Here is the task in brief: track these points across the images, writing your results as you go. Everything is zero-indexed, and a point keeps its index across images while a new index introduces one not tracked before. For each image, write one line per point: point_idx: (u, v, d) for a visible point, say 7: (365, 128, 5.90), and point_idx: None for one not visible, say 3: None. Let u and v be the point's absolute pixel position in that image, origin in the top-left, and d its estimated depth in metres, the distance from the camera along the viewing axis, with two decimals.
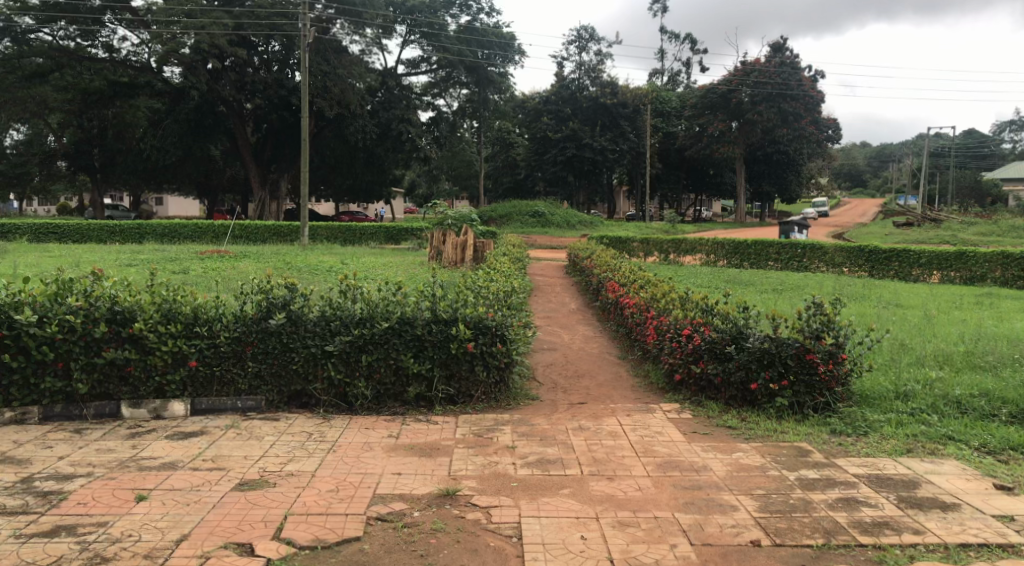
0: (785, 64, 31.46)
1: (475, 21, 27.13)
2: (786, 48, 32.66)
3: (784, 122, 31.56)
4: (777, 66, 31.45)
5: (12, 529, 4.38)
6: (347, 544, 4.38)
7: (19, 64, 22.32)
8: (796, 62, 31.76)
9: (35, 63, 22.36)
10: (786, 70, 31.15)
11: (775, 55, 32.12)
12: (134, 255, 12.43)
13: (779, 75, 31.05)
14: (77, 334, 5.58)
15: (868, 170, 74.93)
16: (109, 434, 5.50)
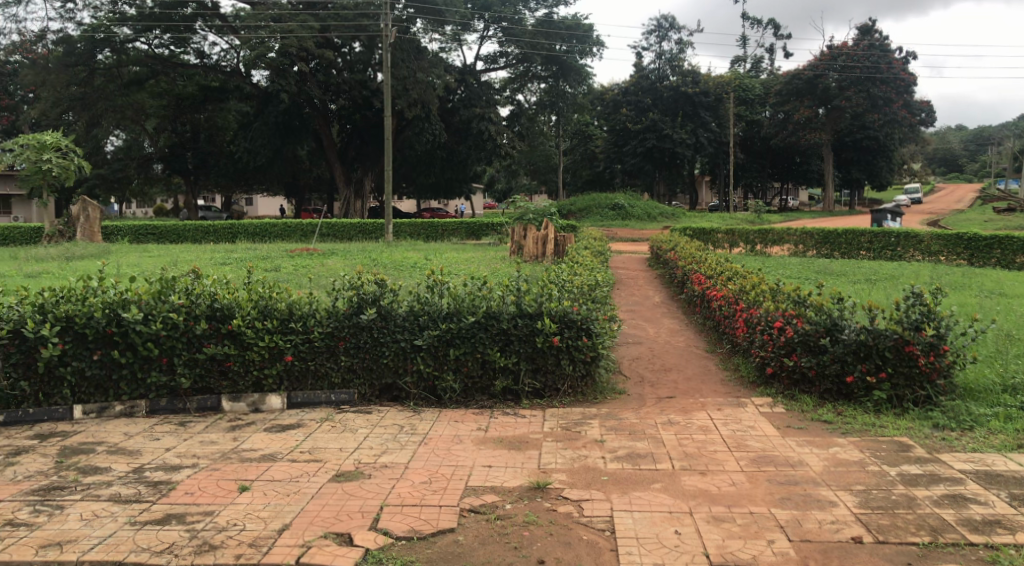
0: (874, 47, 30.64)
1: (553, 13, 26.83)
2: (875, 30, 31.68)
3: (874, 107, 30.71)
4: (865, 48, 30.64)
5: (128, 517, 4.59)
6: (442, 535, 4.45)
7: (118, 73, 23.43)
8: (886, 44, 30.85)
9: (132, 70, 23.50)
10: (876, 52, 30.38)
11: (863, 37, 31.29)
12: (225, 254, 12.81)
13: (869, 58, 30.29)
14: (179, 331, 5.79)
15: (965, 154, 71.76)
16: (212, 427, 5.70)
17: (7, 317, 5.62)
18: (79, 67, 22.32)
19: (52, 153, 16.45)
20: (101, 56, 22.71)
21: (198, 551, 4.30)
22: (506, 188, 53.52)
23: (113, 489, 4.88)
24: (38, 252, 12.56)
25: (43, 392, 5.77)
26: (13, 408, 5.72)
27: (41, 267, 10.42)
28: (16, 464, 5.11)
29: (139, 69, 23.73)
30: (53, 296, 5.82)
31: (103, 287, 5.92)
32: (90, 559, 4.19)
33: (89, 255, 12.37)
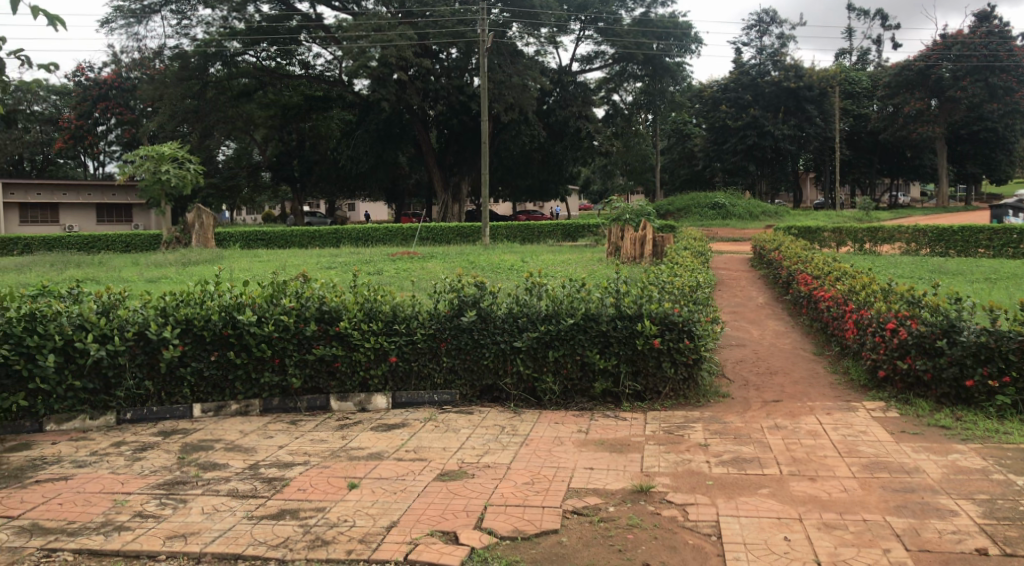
0: (992, 34, 29.30)
1: (650, 12, 26.69)
2: (993, 16, 30.26)
3: (993, 97, 29.25)
4: (982, 36, 29.35)
5: (246, 511, 4.80)
6: (546, 536, 4.46)
7: (229, 85, 24.64)
8: (1006, 30, 29.36)
9: (242, 83, 24.90)
10: (993, 40, 28.90)
11: (980, 25, 30.09)
12: (330, 258, 13.22)
13: (986, 47, 28.84)
14: (290, 333, 6.01)
15: None
16: (322, 425, 5.90)
17: (133, 320, 5.94)
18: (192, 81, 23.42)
19: (170, 164, 17.44)
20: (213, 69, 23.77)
21: (312, 544, 4.44)
22: (603, 189, 53.57)
23: (231, 484, 5.11)
24: (157, 258, 13.28)
25: (165, 392, 6.06)
26: (138, 406, 6.02)
27: (160, 273, 10.98)
28: (144, 459, 5.41)
29: (248, 81, 24.94)
30: (175, 299, 6.12)
31: (218, 291, 6.20)
32: (212, 550, 4.38)
33: (204, 260, 12.99)
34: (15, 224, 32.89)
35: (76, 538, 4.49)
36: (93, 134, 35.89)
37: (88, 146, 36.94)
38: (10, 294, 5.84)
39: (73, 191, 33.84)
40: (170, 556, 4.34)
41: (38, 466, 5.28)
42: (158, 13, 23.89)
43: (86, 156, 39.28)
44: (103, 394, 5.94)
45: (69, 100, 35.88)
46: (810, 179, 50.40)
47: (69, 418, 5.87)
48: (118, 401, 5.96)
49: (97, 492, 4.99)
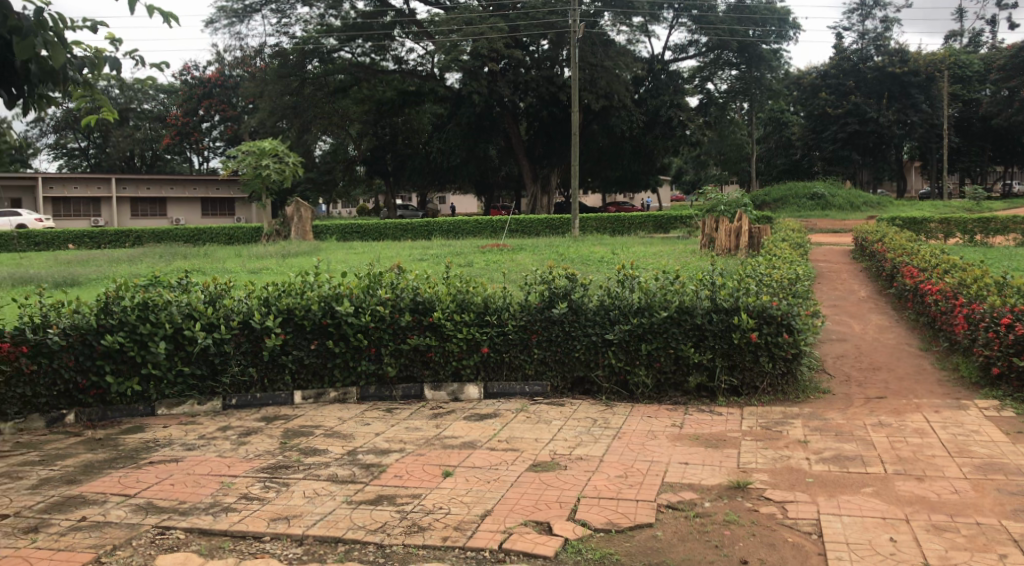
0: None
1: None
2: None
3: None
4: None
5: (345, 496, 4.94)
6: (640, 530, 4.42)
7: (325, 81, 25.44)
8: None
9: (338, 78, 25.61)
10: None
11: None
12: (423, 250, 13.47)
13: None
14: (386, 323, 6.14)
15: None
16: (416, 414, 6.01)
17: (238, 309, 6.18)
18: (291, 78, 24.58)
19: (270, 158, 18.07)
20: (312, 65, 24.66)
21: (408, 530, 4.52)
22: (695, 179, 52.81)
23: (330, 470, 5.27)
24: (258, 250, 13.77)
25: (268, 378, 6.28)
26: (242, 392, 6.25)
27: (261, 264, 11.40)
28: (248, 444, 5.62)
29: (344, 77, 25.59)
30: (276, 290, 6.34)
31: (317, 282, 6.38)
32: (313, 533, 4.51)
33: (303, 253, 13.39)
34: (128, 216, 35.73)
35: (187, 518, 4.69)
36: (198, 130, 38.18)
37: (194, 143, 38.78)
38: (126, 283, 6.16)
39: (178, 185, 36.28)
40: (274, 537, 4.50)
41: (151, 447, 5.55)
42: (259, 12, 24.80)
43: (192, 153, 41.25)
44: (211, 380, 6.19)
45: (176, 98, 38.26)
46: (916, 168, 48.39)
47: (179, 403, 6.12)
48: (224, 387, 6.20)
49: (206, 474, 5.21)
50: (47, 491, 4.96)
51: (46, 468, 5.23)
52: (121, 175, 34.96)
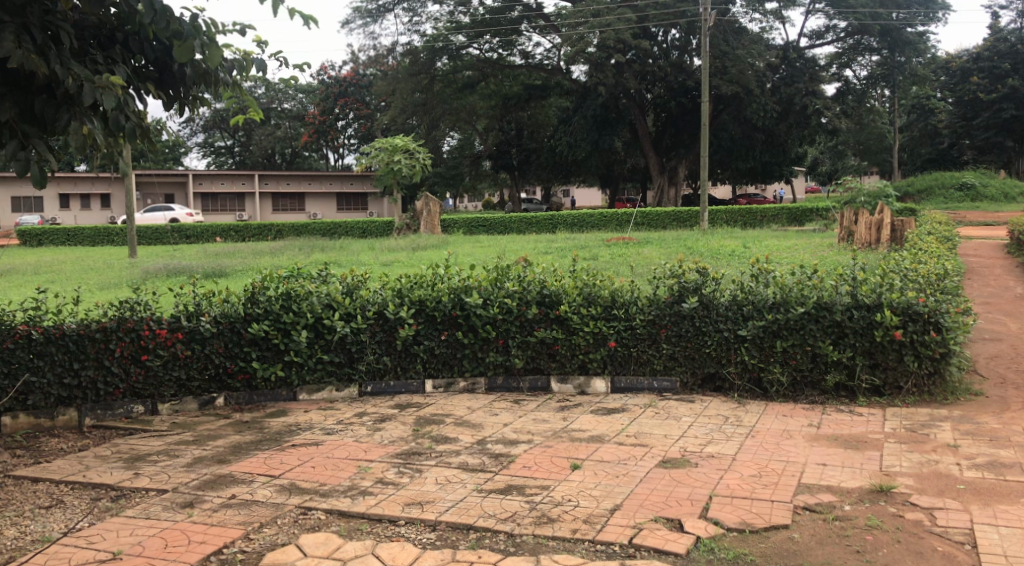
0: None
1: None
2: None
3: None
4: None
5: (475, 484, 5.03)
6: (776, 530, 4.29)
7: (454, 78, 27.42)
8: None
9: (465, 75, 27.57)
10: None
11: None
12: (548, 243, 13.63)
13: None
14: (513, 315, 6.23)
15: None
16: (543, 406, 6.04)
17: (373, 300, 6.40)
18: (421, 75, 26.16)
19: (402, 154, 18.84)
20: (441, 62, 26.00)
21: (538, 521, 4.55)
22: (832, 171, 50.88)
23: (461, 458, 5.38)
24: (389, 244, 14.28)
25: (401, 367, 6.47)
26: (378, 380, 6.47)
27: (393, 257, 11.76)
28: (383, 430, 5.81)
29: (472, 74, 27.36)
30: (409, 282, 6.55)
31: (448, 275, 6.55)
32: (446, 519, 4.61)
33: (431, 246, 13.76)
34: (269, 211, 37.93)
35: (327, 499, 4.90)
36: (334, 128, 39.85)
37: (330, 140, 40.69)
38: (270, 275, 6.50)
39: (317, 182, 38.39)
40: (408, 521, 4.63)
41: (293, 431, 5.82)
42: (391, 11, 25.87)
43: (327, 149, 43.12)
44: (348, 367, 6.43)
45: (314, 97, 40.17)
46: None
47: (318, 390, 6.40)
48: (360, 374, 6.43)
49: (344, 458, 5.43)
50: (200, 469, 5.29)
51: (199, 447, 5.58)
52: (263, 172, 37.04)
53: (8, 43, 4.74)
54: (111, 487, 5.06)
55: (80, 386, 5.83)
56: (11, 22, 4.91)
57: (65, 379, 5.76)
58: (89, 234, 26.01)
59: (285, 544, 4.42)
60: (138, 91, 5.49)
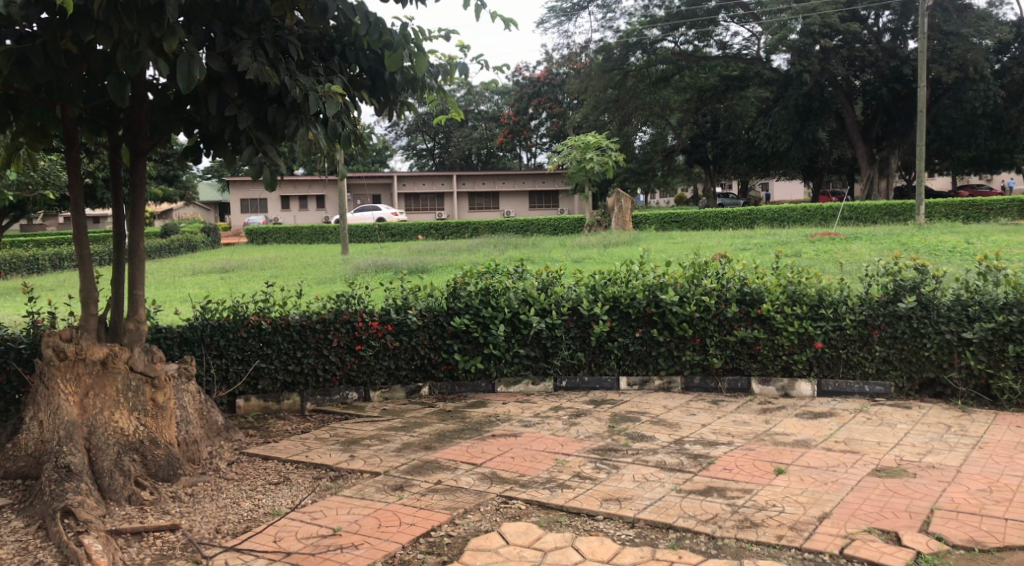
0: None
1: None
2: None
3: None
4: None
5: (674, 484, 4.97)
6: (1010, 552, 3.92)
7: (647, 73, 27.91)
8: None
9: (659, 69, 27.75)
10: None
11: None
12: (747, 240, 13.49)
13: None
14: (711, 313, 6.16)
15: None
16: (743, 408, 5.90)
17: (567, 296, 6.53)
18: (614, 71, 27.23)
19: (593, 151, 21.81)
20: (635, 58, 27.01)
21: (740, 524, 4.43)
22: None
23: (659, 456, 5.34)
24: (579, 241, 14.73)
25: (595, 363, 6.55)
26: (571, 374, 6.57)
27: (586, 255, 11.96)
28: (578, 425, 5.88)
29: (666, 68, 27.65)
30: (603, 278, 6.64)
31: (642, 271, 6.59)
32: (645, 517, 4.58)
33: (622, 243, 13.87)
34: (465, 210, 39.60)
35: (527, 490, 5.02)
36: (527, 128, 40.79)
37: (523, 139, 41.65)
38: (469, 271, 6.77)
39: (511, 180, 39.21)
40: (606, 517, 4.64)
41: (493, 422, 6.01)
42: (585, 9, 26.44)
43: (521, 149, 44.30)
44: (543, 361, 6.59)
45: (509, 98, 41.23)
46: None
47: (515, 382, 6.58)
48: (555, 369, 6.56)
49: (542, 451, 5.54)
50: (409, 454, 5.59)
51: (407, 433, 5.89)
52: (461, 172, 38.69)
53: (246, 58, 5.14)
54: (330, 467, 5.45)
55: (301, 372, 6.33)
56: (248, 38, 5.32)
57: (290, 365, 6.27)
58: (306, 233, 28.17)
59: (488, 531, 4.56)
60: (353, 98, 5.85)
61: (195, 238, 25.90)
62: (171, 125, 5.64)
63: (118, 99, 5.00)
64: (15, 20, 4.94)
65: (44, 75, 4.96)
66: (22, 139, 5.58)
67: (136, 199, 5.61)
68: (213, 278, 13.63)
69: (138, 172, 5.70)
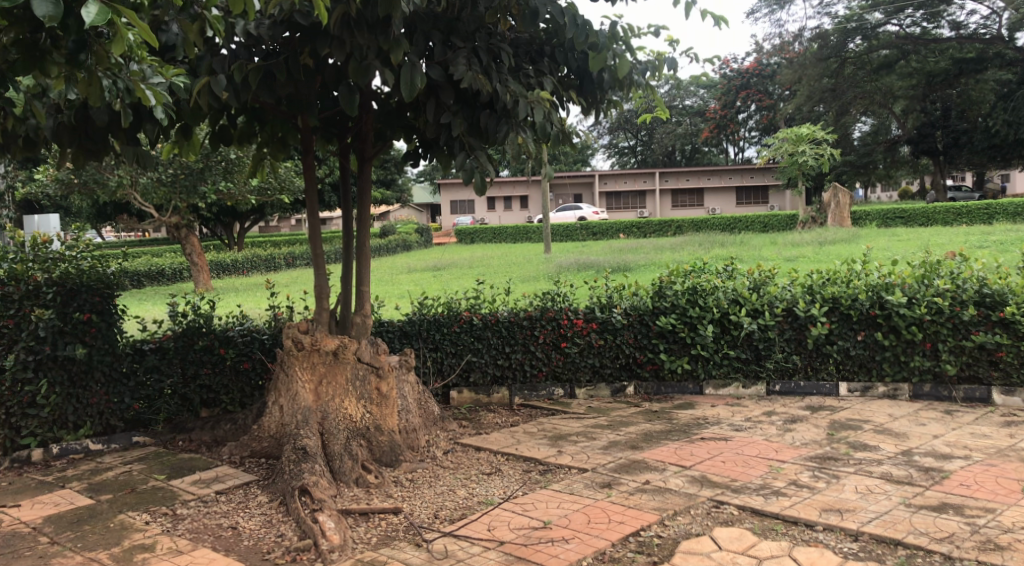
0: None
1: None
2: None
3: None
4: None
5: (903, 497, 4.64)
6: None
7: (868, 60, 26.65)
8: None
9: (882, 55, 26.41)
10: None
11: None
12: (986, 237, 12.90)
13: None
14: (945, 316, 6.02)
15: None
16: (982, 420, 5.65)
17: (781, 297, 6.53)
18: (832, 58, 26.33)
19: (806, 143, 21.67)
20: (855, 43, 25.90)
21: (982, 546, 4.06)
22: None
23: (885, 467, 5.04)
24: (794, 241, 15.31)
25: (812, 367, 6.54)
26: (786, 379, 6.53)
27: (799, 252, 13.00)
28: (794, 431, 5.70)
29: (890, 53, 26.24)
30: (821, 278, 6.66)
31: (866, 271, 6.57)
32: (870, 531, 4.31)
33: (838, 241, 14.73)
34: (668, 207, 39.36)
35: (740, 495, 4.87)
36: (734, 121, 39.39)
37: (731, 133, 40.63)
38: (676, 270, 6.88)
39: (717, 176, 38.39)
40: (827, 527, 4.40)
41: (702, 424, 5.96)
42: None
43: (728, 143, 43.45)
44: (755, 364, 6.58)
45: (716, 92, 40.27)
46: None
47: (725, 385, 6.60)
48: (768, 372, 6.55)
49: (754, 456, 5.39)
50: (616, 453, 5.60)
51: (614, 432, 5.92)
52: (664, 170, 38.51)
53: (462, 66, 5.33)
54: (539, 461, 5.56)
55: (510, 367, 6.58)
56: (464, 46, 5.52)
57: (499, 360, 6.55)
58: (511, 234, 29.09)
59: (699, 534, 4.47)
60: (563, 100, 6.00)
61: (411, 238, 27.60)
62: (392, 131, 6.00)
63: (348, 107, 5.36)
64: (260, 38, 5.42)
65: (285, 89, 5.40)
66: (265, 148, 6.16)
67: (363, 200, 6.06)
68: (424, 275, 14.40)
69: (363, 176, 6.14)
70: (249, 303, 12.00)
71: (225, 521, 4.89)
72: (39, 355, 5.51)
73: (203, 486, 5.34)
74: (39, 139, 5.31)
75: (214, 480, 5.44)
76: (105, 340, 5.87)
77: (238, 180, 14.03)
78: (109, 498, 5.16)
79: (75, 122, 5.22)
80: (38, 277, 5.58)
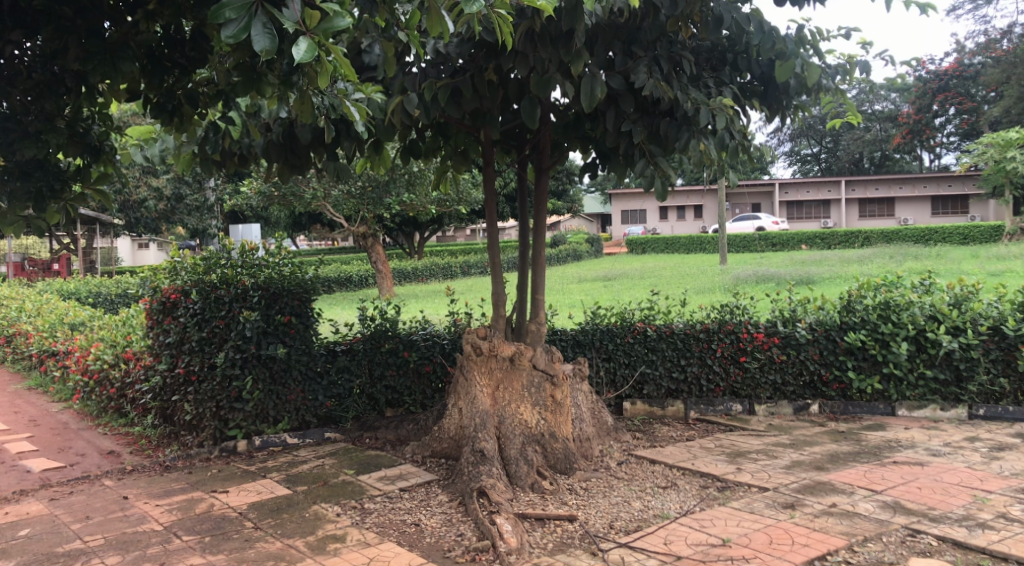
0: None
1: None
2: None
3: None
4: None
5: None
6: None
7: None
8: None
9: None
10: None
11: None
12: None
13: None
14: None
15: None
16: None
17: (987, 314, 6.33)
18: None
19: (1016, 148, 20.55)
20: None
21: None
22: None
23: None
24: (997, 254, 14.63)
25: (1022, 392, 6.34)
26: (990, 403, 6.32)
27: (1002, 265, 12.58)
28: (1001, 460, 5.32)
29: None
30: None
31: None
32: None
33: None
34: (856, 217, 37.45)
35: (939, 525, 4.55)
36: (931, 126, 35.72)
37: (926, 139, 37.36)
38: (866, 284, 6.80)
39: (910, 184, 36.14)
40: None
41: (895, 448, 5.69)
42: None
43: (925, 151, 40.46)
44: (955, 387, 6.39)
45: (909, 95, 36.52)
46: None
47: (920, 407, 6.41)
48: (971, 396, 6.35)
49: (956, 484, 5.04)
50: (799, 473, 5.41)
51: (797, 451, 5.76)
52: (850, 178, 36.77)
53: (643, 74, 5.31)
54: (717, 477, 5.45)
55: (686, 381, 6.63)
56: (646, 55, 5.50)
57: (674, 372, 6.60)
58: (684, 243, 28.95)
59: (894, 563, 4.22)
60: (745, 108, 5.89)
61: (582, 249, 27.86)
62: (570, 141, 6.08)
63: (529, 120, 5.45)
64: (447, 56, 5.64)
65: (470, 104, 5.59)
66: (448, 161, 6.45)
67: (540, 210, 6.20)
68: (597, 286, 14.52)
69: (540, 186, 6.27)
70: (431, 309, 12.52)
71: (409, 517, 5.09)
72: (245, 354, 5.99)
73: (389, 483, 5.60)
74: (251, 155, 5.79)
75: (399, 477, 5.69)
76: (302, 341, 6.30)
77: (420, 192, 14.78)
78: (304, 490, 5.51)
79: (283, 140, 5.66)
80: (246, 282, 6.15)
